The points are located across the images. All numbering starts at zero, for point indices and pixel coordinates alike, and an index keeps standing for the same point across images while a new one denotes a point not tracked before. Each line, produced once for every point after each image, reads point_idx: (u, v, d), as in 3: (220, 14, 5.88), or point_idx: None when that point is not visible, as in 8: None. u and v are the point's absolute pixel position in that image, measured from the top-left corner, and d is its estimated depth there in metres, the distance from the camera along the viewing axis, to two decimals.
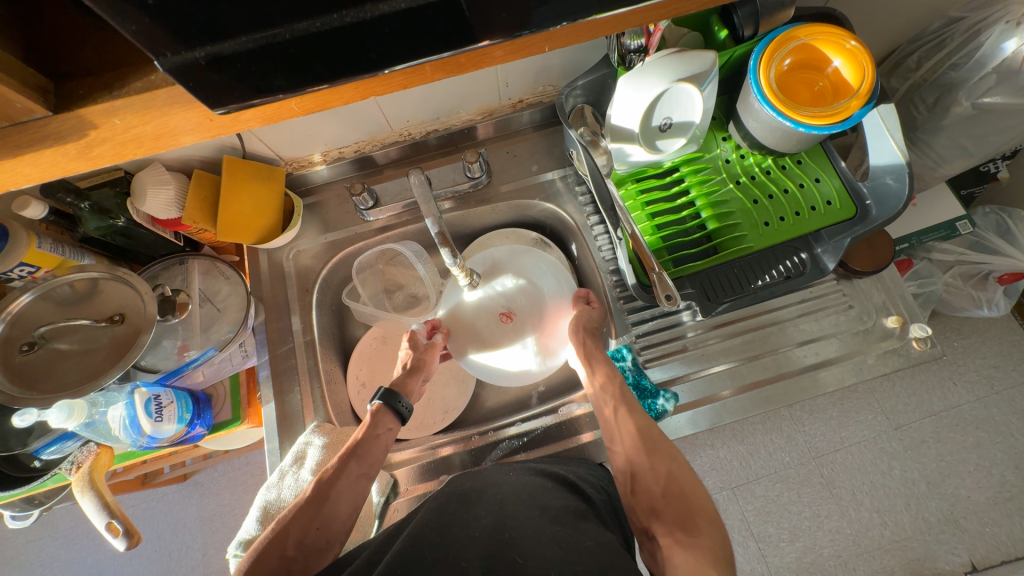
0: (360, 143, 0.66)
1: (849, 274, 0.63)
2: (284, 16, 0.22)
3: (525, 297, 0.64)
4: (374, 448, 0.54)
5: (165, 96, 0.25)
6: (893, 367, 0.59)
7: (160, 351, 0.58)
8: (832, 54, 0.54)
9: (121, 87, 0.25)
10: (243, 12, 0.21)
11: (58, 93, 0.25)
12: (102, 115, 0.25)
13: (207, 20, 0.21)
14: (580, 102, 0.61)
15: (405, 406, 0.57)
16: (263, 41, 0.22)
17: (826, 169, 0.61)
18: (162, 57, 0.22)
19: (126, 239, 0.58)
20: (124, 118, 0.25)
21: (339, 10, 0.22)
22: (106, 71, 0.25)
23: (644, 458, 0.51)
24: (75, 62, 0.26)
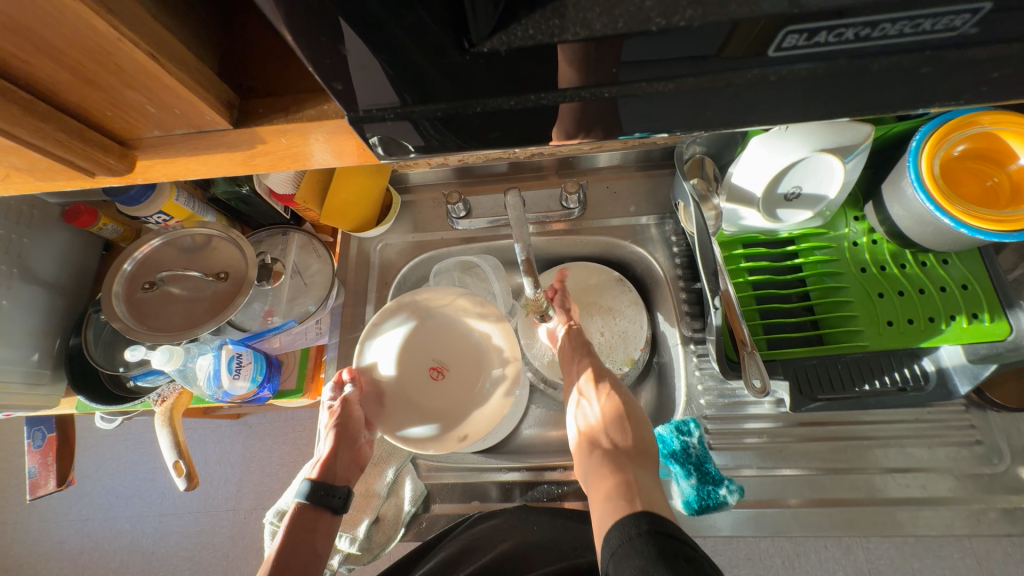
0: (467, 155, 0.65)
1: (983, 403, 0.53)
2: (479, 91, 0.22)
3: (460, 348, 0.55)
4: (290, 570, 0.45)
5: (332, 127, 0.26)
6: (1018, 530, 0.49)
7: (250, 311, 0.63)
8: (1020, 148, 0.45)
9: (295, 113, 0.26)
10: (435, 83, 0.21)
11: (241, 107, 0.27)
12: (273, 134, 0.26)
13: (406, 88, 0.21)
14: (699, 152, 0.57)
15: (338, 497, 0.50)
16: (449, 112, 0.22)
17: (979, 277, 0.52)
18: (352, 110, 0.23)
19: (244, 205, 0.64)
20: (290, 138, 0.27)
21: (536, 91, 0.22)
22: (285, 95, 0.27)
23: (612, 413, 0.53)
24: (260, 80, 0.27)
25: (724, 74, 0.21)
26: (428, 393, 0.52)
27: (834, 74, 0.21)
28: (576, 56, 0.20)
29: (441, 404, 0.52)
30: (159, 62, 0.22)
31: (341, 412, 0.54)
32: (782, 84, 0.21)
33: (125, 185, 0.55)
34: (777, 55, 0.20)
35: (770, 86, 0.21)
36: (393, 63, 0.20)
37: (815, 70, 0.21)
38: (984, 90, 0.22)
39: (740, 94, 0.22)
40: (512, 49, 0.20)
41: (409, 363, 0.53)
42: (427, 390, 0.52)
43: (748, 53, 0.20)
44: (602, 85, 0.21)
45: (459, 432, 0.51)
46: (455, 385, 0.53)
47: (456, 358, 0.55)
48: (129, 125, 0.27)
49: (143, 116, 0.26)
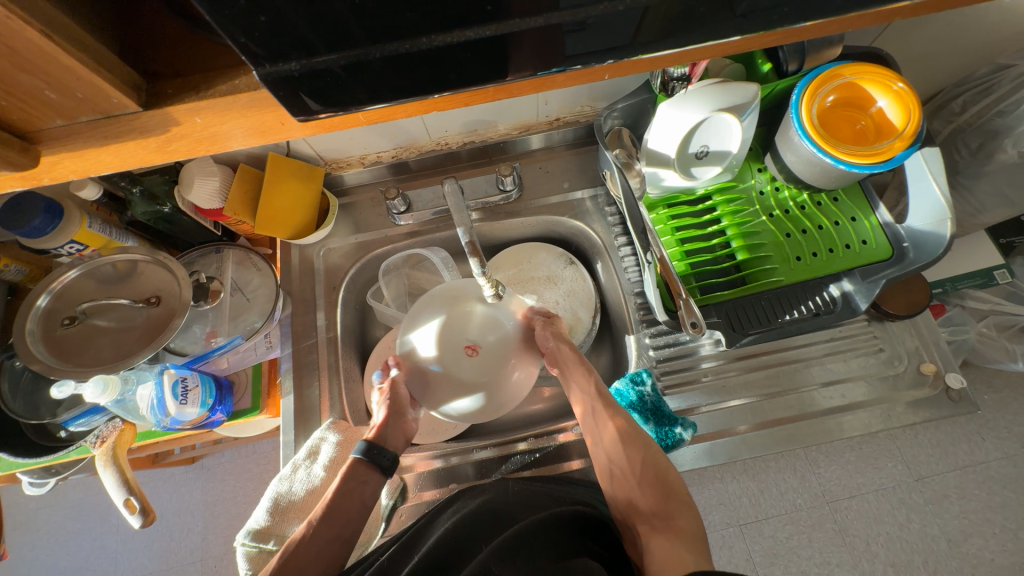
0: (399, 149, 0.68)
1: (882, 316, 0.61)
2: (377, 37, 0.23)
3: (491, 325, 0.53)
4: (340, 512, 0.47)
5: (247, 100, 0.26)
6: (921, 417, 0.58)
7: (189, 335, 0.59)
8: (877, 93, 0.53)
9: (206, 90, 0.26)
10: (330, 33, 0.23)
11: (149, 91, 0.26)
12: (186, 114, 0.26)
13: (310, 36, 0.22)
14: (617, 124, 0.61)
15: (388, 458, 0.50)
16: (354, 59, 0.24)
17: (863, 208, 0.60)
18: (260, 68, 0.23)
19: (168, 225, 0.61)
20: (205, 117, 0.27)
21: (428, 33, 0.23)
22: (193, 74, 0.27)
23: (621, 445, 0.51)
24: (165, 64, 0.27)
25: (585, 9, 0.24)
26: (464, 373, 0.51)
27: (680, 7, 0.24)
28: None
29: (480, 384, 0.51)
30: (54, 42, 0.21)
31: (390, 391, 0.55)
32: (635, 14, 0.24)
33: (25, 215, 0.50)
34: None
35: (619, 18, 0.24)
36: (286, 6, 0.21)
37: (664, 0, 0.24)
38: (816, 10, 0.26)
39: (602, 26, 0.25)
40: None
41: (446, 347, 0.51)
42: (467, 370, 0.50)
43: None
44: (483, 23, 0.24)
45: (500, 404, 0.53)
46: (495, 360, 0.52)
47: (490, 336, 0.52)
48: (29, 118, 0.25)
49: (40, 109, 0.25)
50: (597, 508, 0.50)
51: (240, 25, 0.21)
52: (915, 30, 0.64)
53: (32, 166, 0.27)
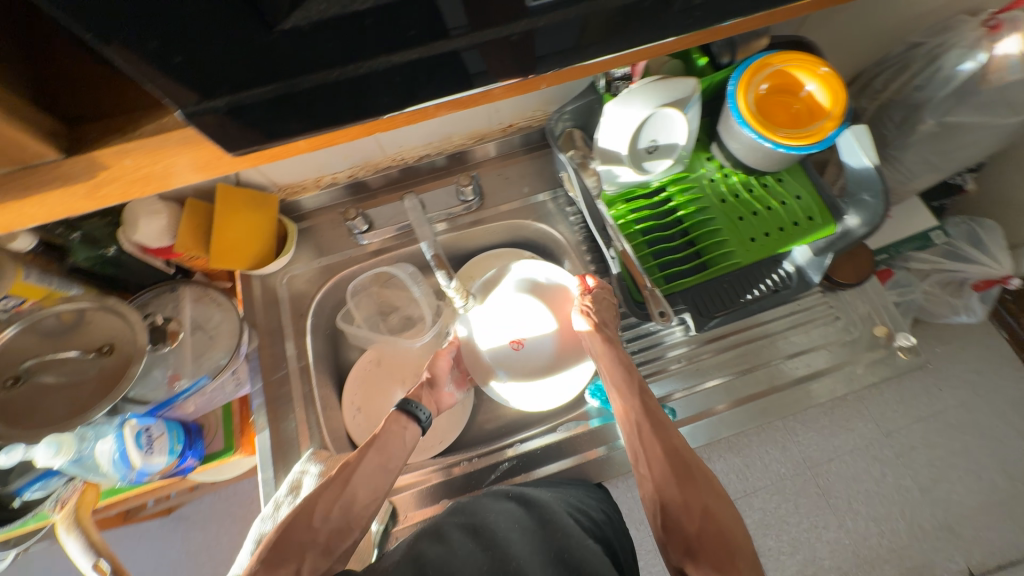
0: (354, 168, 0.67)
1: (834, 286, 0.66)
2: (300, 67, 0.24)
3: (530, 314, 0.63)
4: (392, 437, 0.54)
5: (178, 138, 0.26)
6: (880, 376, 0.61)
7: (149, 381, 0.57)
8: (805, 78, 0.56)
9: (133, 131, 0.26)
10: (252, 70, 0.23)
11: (70, 136, 0.26)
12: (114, 157, 0.26)
13: (232, 74, 0.23)
14: (569, 126, 0.63)
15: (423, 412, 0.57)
16: (280, 91, 0.24)
17: (807, 186, 0.63)
18: (183, 107, 0.23)
19: (115, 268, 0.57)
20: (134, 159, 0.26)
21: (353, 60, 0.24)
22: (117, 115, 0.26)
23: (675, 479, 0.46)
24: (87, 107, 0.27)
25: (507, 27, 0.25)
26: (514, 361, 0.62)
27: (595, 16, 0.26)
28: (376, 24, 0.23)
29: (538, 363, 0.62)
30: None
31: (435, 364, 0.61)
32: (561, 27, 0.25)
33: None
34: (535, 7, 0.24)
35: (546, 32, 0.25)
36: (205, 44, 0.21)
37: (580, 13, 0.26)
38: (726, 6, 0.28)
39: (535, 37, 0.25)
40: (314, 24, 0.22)
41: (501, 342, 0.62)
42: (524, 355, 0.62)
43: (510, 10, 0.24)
44: (410, 47, 0.25)
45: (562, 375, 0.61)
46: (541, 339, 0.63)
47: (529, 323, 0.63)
48: None
49: None
50: (588, 510, 0.52)
51: (157, 62, 0.21)
52: (833, 18, 0.69)
53: None
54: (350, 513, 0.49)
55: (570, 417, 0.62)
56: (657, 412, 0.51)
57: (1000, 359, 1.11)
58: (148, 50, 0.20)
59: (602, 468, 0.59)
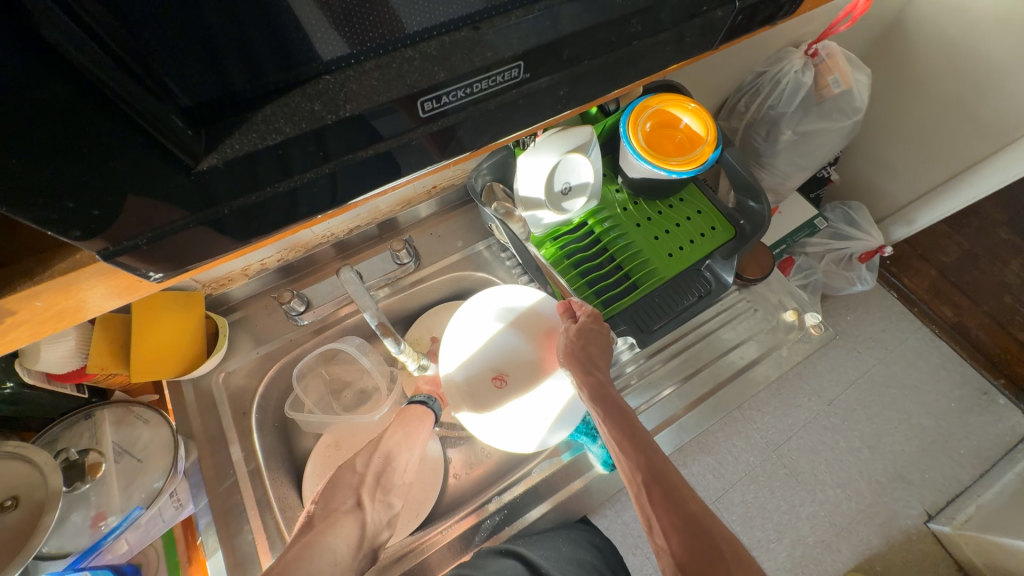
0: (282, 251, 0.66)
1: (745, 283, 0.74)
2: (216, 196, 0.26)
3: (510, 354, 0.60)
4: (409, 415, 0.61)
5: (92, 272, 0.25)
6: (803, 354, 0.68)
7: (68, 528, 0.50)
8: (680, 113, 0.66)
9: (42, 271, 0.24)
10: (169, 204, 0.25)
11: None
12: (22, 301, 0.24)
13: (151, 212, 0.25)
14: (489, 180, 0.67)
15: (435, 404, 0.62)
16: (201, 220, 0.26)
17: (702, 202, 0.72)
18: (102, 249, 0.25)
19: (10, 406, 0.50)
20: (46, 298, 0.24)
21: (269, 183, 0.27)
22: (19, 260, 0.25)
23: (702, 557, 0.40)
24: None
25: (406, 135, 0.29)
26: (494, 398, 0.58)
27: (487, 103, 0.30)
28: (289, 151, 0.26)
29: (518, 400, 0.58)
30: None
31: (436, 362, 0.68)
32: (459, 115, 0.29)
33: None
34: (427, 117, 0.29)
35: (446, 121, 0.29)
36: (133, 200, 0.24)
37: (473, 113, 0.30)
38: (595, 79, 0.34)
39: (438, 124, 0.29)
40: (228, 161, 0.25)
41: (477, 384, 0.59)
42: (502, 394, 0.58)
43: (406, 120, 0.28)
44: (324, 162, 0.27)
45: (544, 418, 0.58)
46: (522, 376, 0.59)
47: (512, 364, 0.59)
48: None
49: None
50: (582, 553, 0.56)
51: (89, 224, 0.23)
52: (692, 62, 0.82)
53: None
54: None
55: (542, 457, 0.61)
56: (668, 475, 0.46)
57: (896, 315, 1.28)
58: (82, 216, 0.23)
59: (583, 501, 0.59)
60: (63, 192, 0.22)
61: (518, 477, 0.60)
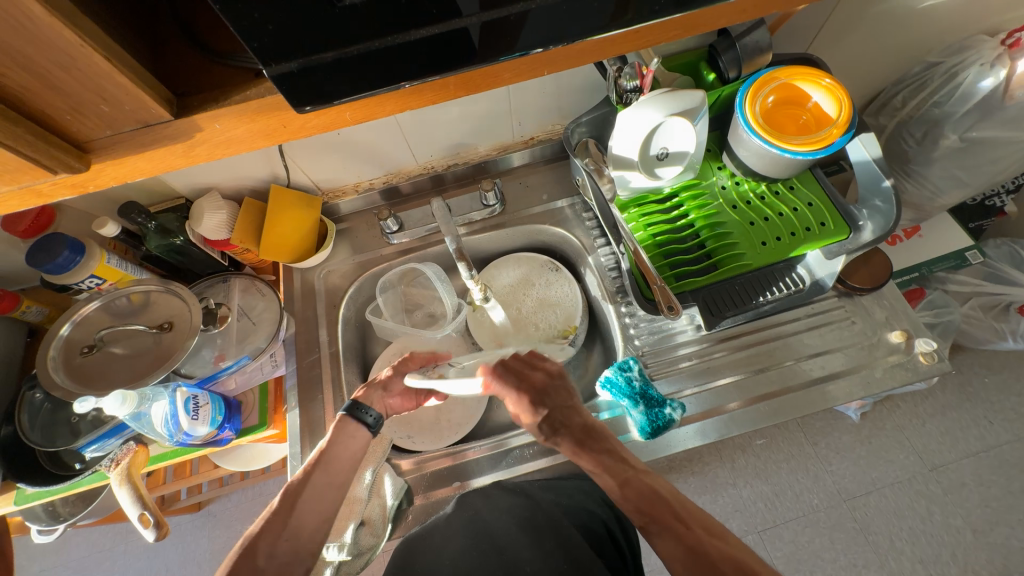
0: (389, 175, 0.74)
1: (849, 291, 0.65)
2: (359, 35, 0.24)
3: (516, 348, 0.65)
4: (337, 460, 0.51)
5: (256, 106, 0.27)
6: (901, 381, 0.60)
7: (199, 358, 0.63)
8: (811, 88, 0.59)
9: (223, 100, 0.27)
10: (324, 33, 0.23)
11: (178, 106, 0.28)
12: (206, 121, 0.27)
13: (304, 39, 0.23)
14: (585, 136, 0.67)
15: (371, 416, 0.55)
16: (338, 57, 0.25)
17: (817, 193, 0.64)
18: (268, 67, 0.24)
19: (179, 256, 0.65)
20: (224, 124, 0.28)
21: (411, 27, 0.25)
22: (213, 89, 0.28)
23: (658, 514, 0.45)
24: (194, 84, 0.28)
25: (504, 7, 0.25)
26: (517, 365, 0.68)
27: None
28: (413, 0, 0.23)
29: None
30: (114, 65, 0.23)
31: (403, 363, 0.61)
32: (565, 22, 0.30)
33: (51, 252, 0.55)
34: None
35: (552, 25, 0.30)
36: (291, 22, 0.22)
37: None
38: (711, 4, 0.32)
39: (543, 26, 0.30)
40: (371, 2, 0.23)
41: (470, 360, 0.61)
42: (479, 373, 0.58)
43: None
44: (427, 25, 0.25)
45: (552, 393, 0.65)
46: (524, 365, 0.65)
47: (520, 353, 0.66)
48: (80, 129, 0.26)
49: (88, 120, 0.26)
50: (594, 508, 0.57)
51: (265, 41, 0.23)
52: (845, 41, 0.72)
53: (81, 173, 0.28)
54: (299, 544, 0.45)
55: None
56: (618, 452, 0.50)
57: None
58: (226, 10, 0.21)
59: None
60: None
61: None
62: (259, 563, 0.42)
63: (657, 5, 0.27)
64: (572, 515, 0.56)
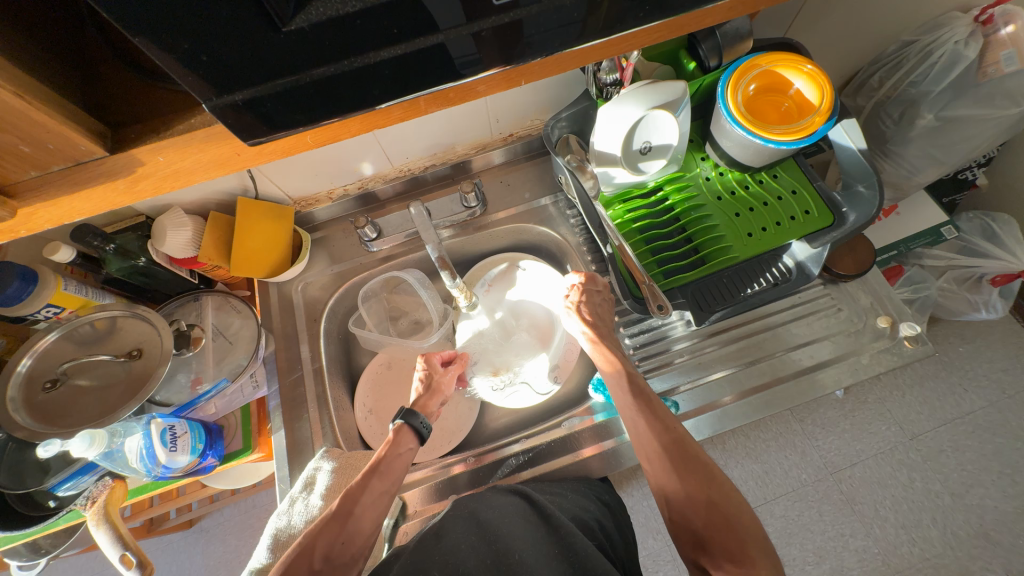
0: (363, 180, 0.71)
1: (835, 278, 0.66)
2: (305, 62, 0.22)
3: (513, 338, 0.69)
4: (393, 464, 0.51)
5: (202, 136, 0.25)
6: (887, 365, 0.61)
7: (174, 385, 0.60)
8: (792, 76, 0.58)
9: (165, 130, 0.25)
10: (266, 60, 0.21)
11: (114, 138, 0.25)
12: (147, 154, 0.25)
13: (244, 67, 0.21)
14: (566, 132, 0.65)
15: (425, 427, 0.56)
16: (286, 86, 0.22)
17: (801, 181, 0.64)
18: (207, 99, 0.22)
19: (144, 278, 0.61)
20: (168, 156, 0.25)
21: (366, 49, 0.22)
22: (153, 119, 0.25)
23: (679, 469, 0.46)
24: (129, 113, 0.25)
25: (475, 23, 0.23)
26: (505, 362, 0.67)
27: (582, 7, 0.24)
28: (367, 24, 0.21)
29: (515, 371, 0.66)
30: (26, 101, 0.20)
31: (427, 362, 0.62)
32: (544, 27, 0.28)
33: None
34: (502, 4, 0.22)
35: None
36: (228, 51, 0.20)
37: (557, 3, 0.23)
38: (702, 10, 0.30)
39: None
40: (318, 25, 0.20)
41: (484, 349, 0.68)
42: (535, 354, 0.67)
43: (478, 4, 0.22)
44: (385, 47, 0.22)
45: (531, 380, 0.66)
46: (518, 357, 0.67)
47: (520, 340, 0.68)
48: (2, 171, 0.23)
49: (9, 161, 0.23)
50: (585, 500, 0.55)
51: (203, 70, 0.20)
52: (822, 24, 0.71)
53: (8, 220, 0.25)
54: (351, 548, 0.45)
55: (574, 414, 0.63)
56: (655, 407, 0.51)
57: None
58: (153, 42, 0.19)
59: (604, 463, 0.61)
60: (175, 32, 0.19)
61: (551, 426, 0.62)
62: (315, 565, 0.42)
63: (643, 12, 0.25)
64: (565, 513, 0.52)
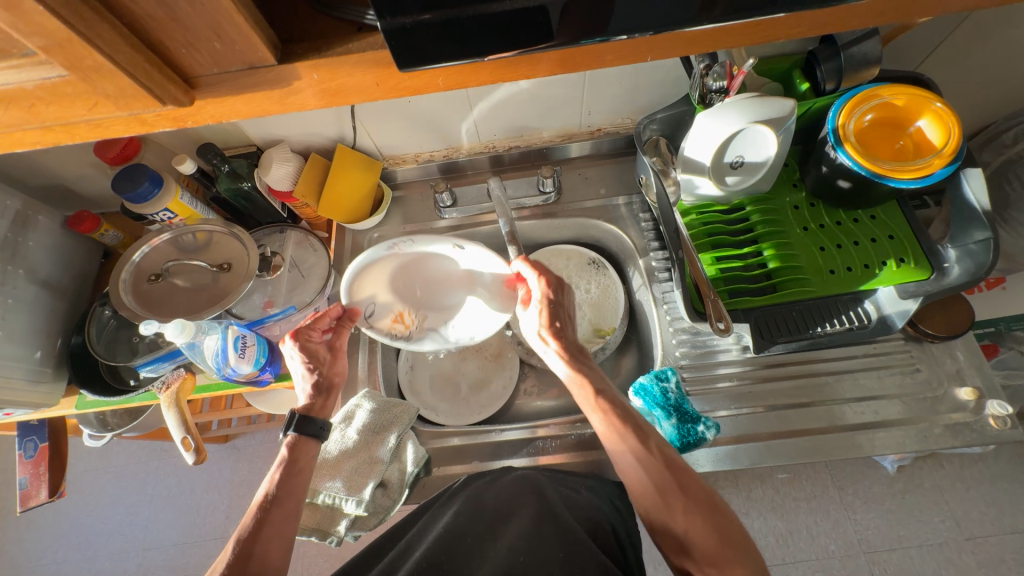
0: (449, 150, 0.75)
1: (919, 335, 0.61)
2: None
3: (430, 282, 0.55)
4: (296, 477, 0.48)
5: (355, 60, 0.28)
6: (962, 441, 0.55)
7: (249, 302, 0.66)
8: (916, 113, 0.54)
9: (326, 50, 0.28)
10: None
11: (282, 51, 0.28)
12: (306, 69, 0.28)
13: None
14: (656, 134, 0.65)
15: (323, 428, 0.52)
16: (448, 17, 0.25)
17: (900, 227, 0.59)
18: (384, 20, 0.25)
19: (245, 202, 0.68)
20: (321, 74, 0.28)
21: None
22: (316, 40, 0.29)
23: (660, 481, 0.45)
24: (298, 33, 0.29)
25: None
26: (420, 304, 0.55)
27: None
28: None
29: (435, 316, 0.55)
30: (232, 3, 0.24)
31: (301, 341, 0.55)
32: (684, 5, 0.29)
33: (135, 182, 0.58)
34: None
35: None
36: None
37: None
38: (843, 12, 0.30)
39: None
40: None
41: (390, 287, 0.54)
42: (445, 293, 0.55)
43: None
44: None
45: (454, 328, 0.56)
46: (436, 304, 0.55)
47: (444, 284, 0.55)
48: (192, 64, 0.27)
49: (200, 57, 0.27)
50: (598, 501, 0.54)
51: None
52: (961, 66, 0.66)
53: (185, 108, 0.30)
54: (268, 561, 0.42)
55: None
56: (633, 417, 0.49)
57: None
58: None
59: None
60: None
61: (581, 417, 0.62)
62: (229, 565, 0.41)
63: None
64: (577, 509, 0.51)
